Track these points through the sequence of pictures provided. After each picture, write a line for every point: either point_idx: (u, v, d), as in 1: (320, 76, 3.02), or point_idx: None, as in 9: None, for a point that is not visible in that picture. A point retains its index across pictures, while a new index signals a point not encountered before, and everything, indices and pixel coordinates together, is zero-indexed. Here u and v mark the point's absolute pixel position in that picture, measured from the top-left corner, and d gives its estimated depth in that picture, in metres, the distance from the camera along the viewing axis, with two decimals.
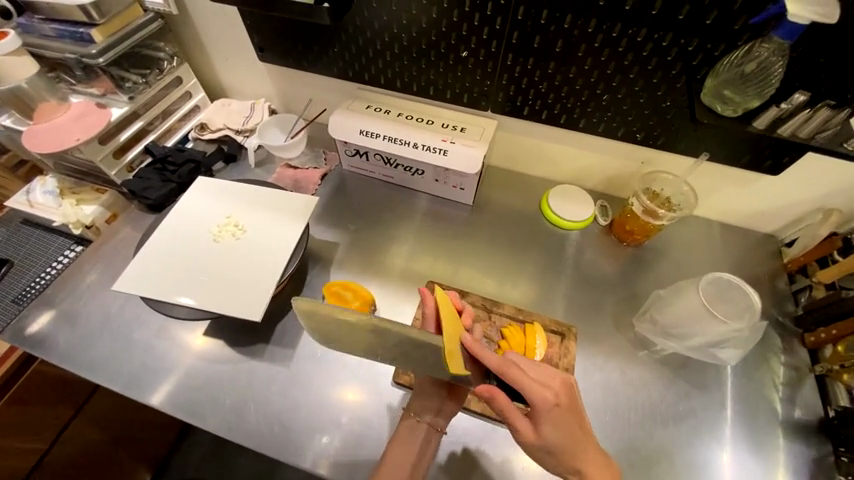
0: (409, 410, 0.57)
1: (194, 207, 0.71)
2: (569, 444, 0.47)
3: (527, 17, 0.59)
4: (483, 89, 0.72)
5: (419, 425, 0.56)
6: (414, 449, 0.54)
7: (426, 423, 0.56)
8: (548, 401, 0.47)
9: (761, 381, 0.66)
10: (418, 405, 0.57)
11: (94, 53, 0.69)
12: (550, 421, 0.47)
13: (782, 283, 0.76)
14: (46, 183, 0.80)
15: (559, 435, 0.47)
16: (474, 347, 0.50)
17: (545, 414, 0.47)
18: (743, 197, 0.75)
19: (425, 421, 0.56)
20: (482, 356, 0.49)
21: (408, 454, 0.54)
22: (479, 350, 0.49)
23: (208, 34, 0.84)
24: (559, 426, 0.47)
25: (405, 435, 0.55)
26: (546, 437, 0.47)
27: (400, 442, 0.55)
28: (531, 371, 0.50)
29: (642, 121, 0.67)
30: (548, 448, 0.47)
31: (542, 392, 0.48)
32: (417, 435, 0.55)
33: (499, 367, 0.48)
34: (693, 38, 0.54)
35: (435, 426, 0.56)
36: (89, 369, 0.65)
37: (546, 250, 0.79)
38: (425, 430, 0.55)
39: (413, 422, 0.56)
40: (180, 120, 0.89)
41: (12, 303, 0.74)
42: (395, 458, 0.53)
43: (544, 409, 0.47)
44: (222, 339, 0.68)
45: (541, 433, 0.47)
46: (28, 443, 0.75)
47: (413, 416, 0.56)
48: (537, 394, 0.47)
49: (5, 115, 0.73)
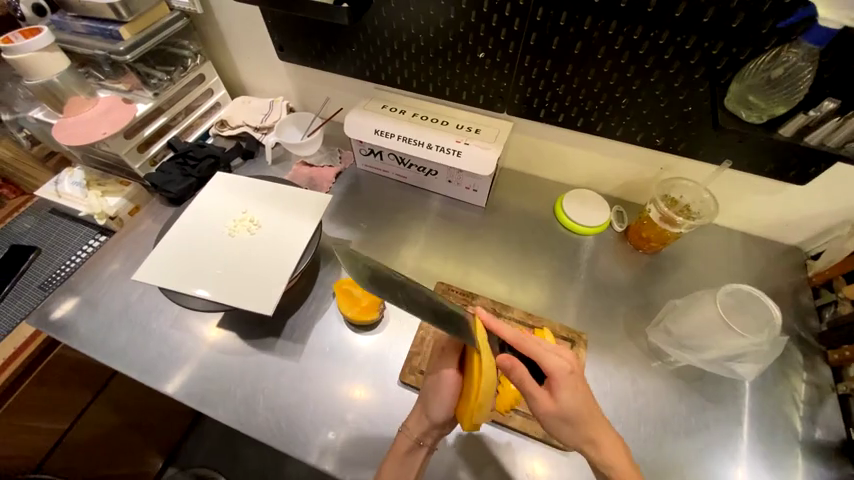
0: (409, 432, 0.55)
1: (213, 201, 0.73)
2: (584, 410, 0.47)
3: (546, 19, 0.59)
4: (499, 90, 0.71)
5: (418, 448, 0.55)
6: (412, 471, 0.54)
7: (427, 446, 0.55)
8: (564, 367, 0.49)
9: (781, 398, 0.64)
10: (416, 427, 0.56)
11: (121, 50, 0.71)
12: (567, 386, 0.48)
13: (806, 298, 0.73)
14: (73, 174, 0.83)
15: (575, 402, 0.47)
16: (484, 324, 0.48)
17: (560, 379, 0.48)
18: (767, 206, 0.73)
19: (425, 445, 0.55)
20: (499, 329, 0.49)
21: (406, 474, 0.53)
22: (499, 326, 0.48)
23: (231, 33, 0.86)
24: (575, 393, 0.48)
25: (404, 457, 0.54)
26: (564, 404, 0.47)
27: (397, 460, 0.54)
28: (545, 343, 0.51)
29: (662, 126, 0.65)
30: (565, 415, 0.47)
31: (558, 359, 0.49)
32: (415, 456, 0.55)
33: (517, 339, 0.49)
34: (718, 42, 0.53)
35: (432, 447, 0.56)
36: (109, 356, 0.67)
37: (559, 255, 0.78)
38: (423, 452, 0.55)
39: (415, 447, 0.55)
40: (201, 116, 0.92)
41: (38, 289, 0.78)
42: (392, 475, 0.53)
43: (561, 375, 0.48)
44: (234, 331, 0.69)
45: (559, 400, 0.47)
46: (48, 423, 0.78)
47: (414, 442, 0.55)
48: (552, 359, 0.49)
49: (38, 109, 0.77)
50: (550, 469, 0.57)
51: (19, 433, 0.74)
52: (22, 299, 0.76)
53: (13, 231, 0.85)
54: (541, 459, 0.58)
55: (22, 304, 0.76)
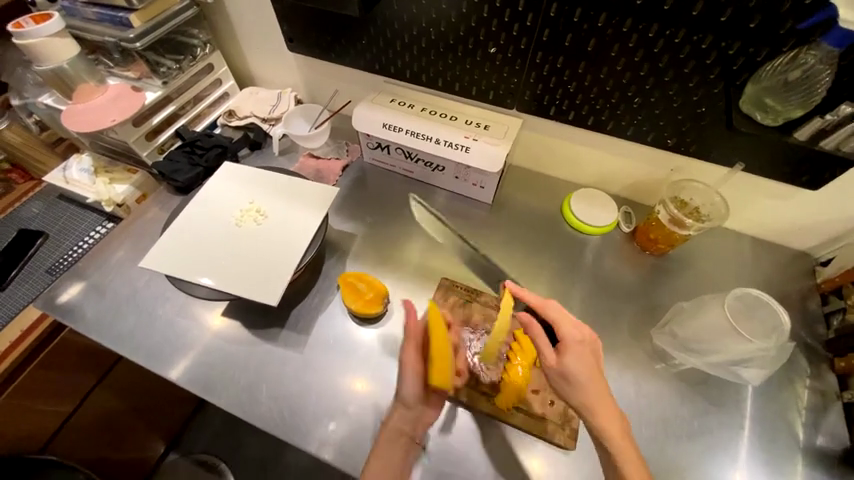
0: (390, 422, 0.56)
1: (220, 190, 0.73)
2: (589, 377, 0.50)
3: (560, 15, 0.58)
4: (509, 86, 0.70)
5: (399, 438, 0.55)
6: (398, 464, 0.53)
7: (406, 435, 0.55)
8: (576, 337, 0.52)
9: (784, 403, 0.63)
10: (398, 418, 0.55)
11: (131, 37, 0.71)
12: (575, 352, 0.51)
13: (814, 305, 0.72)
14: (82, 161, 0.84)
15: (581, 368, 0.50)
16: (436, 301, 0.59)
17: (571, 345, 0.52)
18: (779, 211, 0.72)
19: (405, 435, 0.55)
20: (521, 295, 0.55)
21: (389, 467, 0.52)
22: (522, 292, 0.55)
23: (241, 23, 0.85)
24: (583, 361, 0.51)
25: (384, 449, 0.53)
26: (569, 367, 0.50)
27: (380, 457, 0.52)
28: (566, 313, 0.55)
29: (674, 127, 0.64)
30: (568, 377, 0.50)
31: (574, 329, 0.53)
32: (397, 448, 0.54)
33: (540, 302, 0.55)
34: (734, 42, 0.52)
35: (414, 437, 0.56)
36: (115, 341, 0.67)
37: (564, 254, 0.78)
38: (405, 443, 0.55)
39: (395, 437, 0.54)
40: (210, 106, 0.92)
41: (45, 274, 0.78)
42: (376, 469, 0.51)
43: (571, 342, 0.52)
44: (238, 321, 0.69)
45: (566, 363, 0.50)
46: (53, 405, 0.79)
47: (394, 431, 0.55)
48: (567, 327, 0.53)
49: (48, 95, 0.77)
50: (547, 468, 0.57)
51: (25, 414, 0.75)
52: (30, 283, 0.77)
53: (21, 216, 0.86)
54: (538, 457, 0.58)
55: (29, 289, 0.77)
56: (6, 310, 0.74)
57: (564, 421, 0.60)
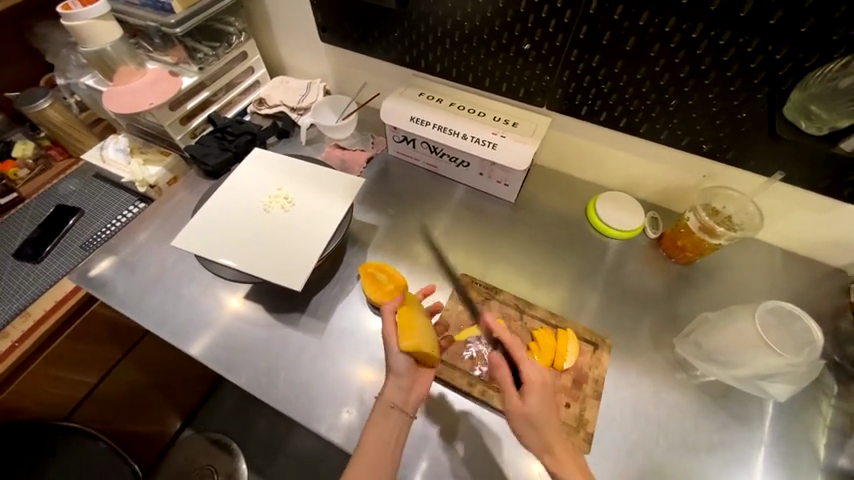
0: (384, 397, 0.56)
1: (249, 175, 0.74)
2: (547, 418, 0.52)
3: (599, 12, 0.57)
4: (541, 84, 0.70)
5: (391, 411, 0.55)
6: (390, 434, 0.54)
7: (398, 410, 0.55)
8: (538, 377, 0.55)
9: (810, 423, 0.61)
10: (391, 391, 0.56)
11: (172, 23, 0.73)
12: (535, 392, 0.53)
13: (846, 324, 0.69)
14: (118, 141, 0.87)
15: (541, 407, 0.53)
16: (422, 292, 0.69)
17: (533, 384, 0.54)
18: (814, 224, 0.69)
19: (398, 407, 0.55)
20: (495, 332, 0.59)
21: (381, 439, 0.53)
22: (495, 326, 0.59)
23: (277, 12, 0.87)
24: (542, 400, 0.53)
25: (377, 420, 0.54)
26: (530, 405, 0.53)
27: (376, 429, 0.54)
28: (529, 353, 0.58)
29: (711, 132, 0.63)
30: (529, 417, 0.52)
31: (535, 368, 0.56)
32: (389, 421, 0.55)
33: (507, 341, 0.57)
34: (782, 46, 0.50)
35: (407, 411, 0.56)
36: (143, 316, 0.70)
37: (585, 256, 0.77)
38: (396, 415, 0.55)
39: (386, 409, 0.55)
40: (241, 93, 0.93)
41: (79, 248, 0.81)
42: (372, 440, 0.53)
43: (534, 381, 0.54)
44: (259, 304, 0.71)
45: (527, 401, 0.53)
46: (80, 375, 0.83)
47: (386, 404, 0.55)
48: (530, 367, 0.55)
49: (90, 76, 0.80)
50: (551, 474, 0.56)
51: (53, 382, 0.78)
52: (65, 257, 0.80)
53: (60, 192, 0.89)
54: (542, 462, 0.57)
55: (64, 262, 0.80)
56: (42, 281, 0.77)
57: (578, 425, 0.59)
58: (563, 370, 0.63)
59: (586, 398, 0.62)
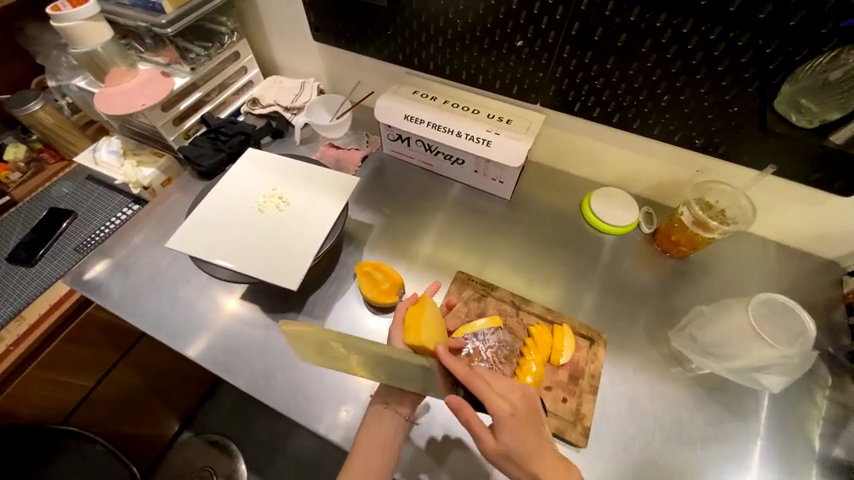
0: (378, 398, 0.56)
1: (243, 176, 0.74)
2: (526, 450, 0.47)
3: (591, 8, 0.57)
4: (534, 81, 0.70)
5: (384, 412, 0.55)
6: (383, 435, 0.54)
7: (391, 410, 0.55)
8: (506, 411, 0.48)
9: (804, 415, 0.62)
10: (384, 392, 0.57)
11: (164, 23, 0.73)
12: (507, 428, 0.48)
13: (839, 315, 0.70)
14: (111, 143, 0.86)
15: (517, 441, 0.48)
16: (432, 288, 0.66)
17: (504, 419, 0.48)
18: (806, 217, 0.70)
19: (390, 407, 0.55)
20: (450, 368, 0.51)
21: (375, 440, 0.53)
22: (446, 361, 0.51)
23: (269, 12, 0.86)
24: (517, 434, 0.48)
25: (371, 421, 0.55)
26: (505, 443, 0.48)
27: (369, 429, 0.54)
28: (495, 382, 0.51)
29: (703, 127, 0.63)
30: (507, 453, 0.48)
31: (500, 402, 0.49)
32: (382, 422, 0.55)
33: (464, 377, 0.50)
34: (772, 40, 0.50)
35: (400, 412, 0.55)
36: (138, 319, 0.69)
37: (581, 253, 0.77)
38: (390, 416, 0.55)
39: (379, 410, 0.55)
40: (234, 94, 0.93)
41: (73, 251, 0.81)
42: (366, 441, 0.53)
43: (502, 418, 0.48)
44: (256, 304, 0.71)
45: (500, 439, 0.48)
46: (76, 379, 0.82)
47: (379, 406, 0.55)
48: (495, 402, 0.49)
49: (81, 78, 0.79)
50: None
51: (48, 386, 0.78)
52: (59, 260, 0.80)
53: (53, 195, 0.89)
54: None
55: (57, 265, 0.79)
56: (36, 284, 0.77)
57: (575, 419, 0.59)
58: (559, 365, 0.64)
59: (582, 392, 0.62)
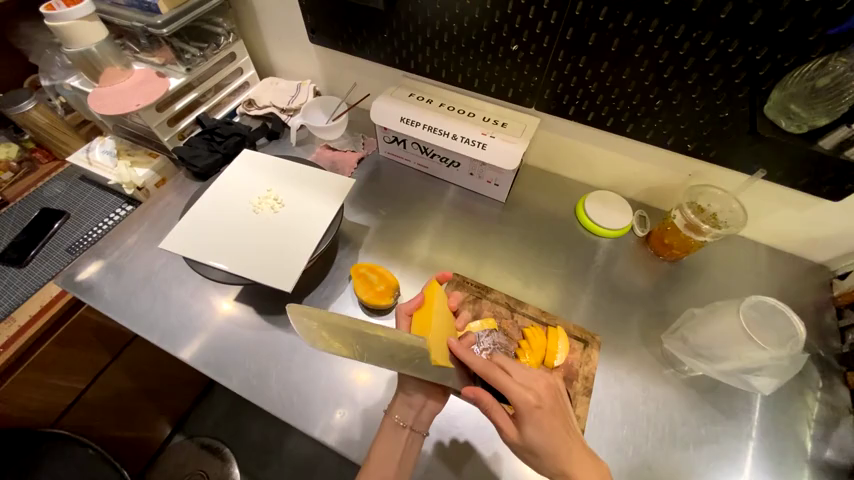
0: (393, 414, 0.56)
1: (239, 179, 0.74)
2: (550, 444, 0.48)
3: (585, 13, 0.57)
4: (529, 85, 0.70)
5: (402, 430, 0.55)
6: (398, 451, 0.54)
7: (408, 429, 0.55)
8: (529, 402, 0.49)
9: (794, 417, 0.62)
10: (401, 410, 0.56)
11: (159, 23, 0.72)
12: (531, 422, 0.49)
13: (829, 318, 0.71)
14: (105, 143, 0.86)
15: (542, 435, 0.48)
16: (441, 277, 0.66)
17: (527, 413, 0.49)
18: (796, 221, 0.71)
19: (408, 426, 0.55)
20: (468, 361, 0.54)
21: (393, 452, 0.54)
22: (465, 354, 0.54)
23: (266, 14, 0.87)
24: (541, 428, 0.48)
25: (387, 434, 0.55)
26: (529, 438, 0.49)
27: (384, 443, 0.54)
28: (516, 374, 0.52)
29: (694, 131, 0.64)
30: (530, 448, 0.49)
31: (523, 393, 0.50)
32: (400, 439, 0.54)
33: (483, 369, 0.52)
34: (762, 47, 0.51)
35: (418, 430, 0.55)
36: (131, 320, 0.69)
37: (575, 255, 0.78)
38: (407, 435, 0.54)
39: (394, 427, 0.55)
40: (230, 94, 0.93)
41: (65, 252, 0.80)
42: (381, 457, 0.53)
43: (526, 411, 0.49)
44: (250, 306, 0.70)
45: (524, 433, 0.49)
46: (67, 381, 0.81)
47: (394, 422, 0.55)
48: (519, 394, 0.49)
49: (75, 77, 0.79)
50: None
51: (38, 389, 0.77)
52: (50, 261, 0.79)
53: (45, 195, 0.88)
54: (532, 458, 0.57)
55: (49, 266, 0.78)
56: (27, 284, 0.76)
57: None
58: (554, 367, 0.63)
59: (577, 395, 0.62)
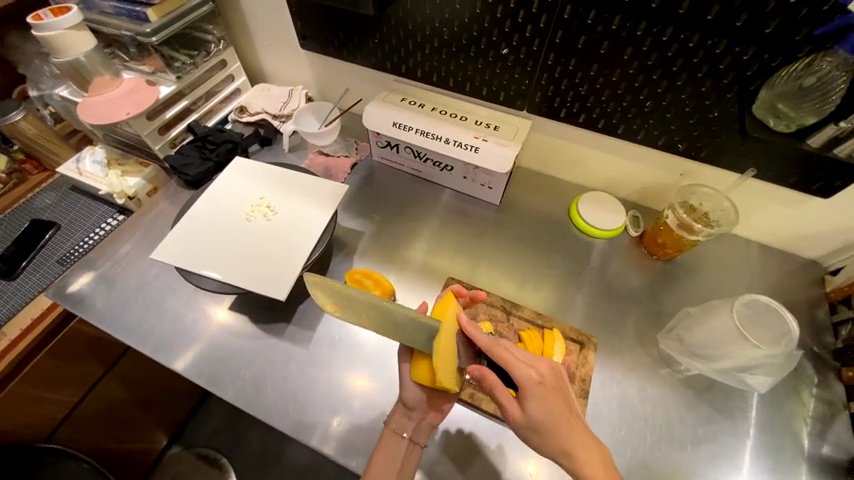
0: (391, 425, 0.55)
1: (231, 188, 0.73)
2: (552, 421, 0.48)
3: (574, 16, 0.58)
4: (520, 87, 0.71)
5: (401, 440, 0.54)
6: (397, 461, 0.53)
7: (407, 439, 0.54)
8: (533, 379, 0.49)
9: (791, 413, 0.63)
10: (399, 420, 0.56)
11: (148, 31, 0.71)
12: (534, 398, 0.48)
13: (822, 314, 0.72)
14: (96, 153, 0.85)
15: (544, 412, 0.48)
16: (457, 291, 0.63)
17: (531, 390, 0.48)
18: (786, 219, 0.72)
19: (407, 436, 0.55)
20: (473, 338, 0.52)
21: (392, 463, 0.53)
22: (471, 329, 0.52)
23: (256, 21, 0.87)
24: (543, 404, 0.48)
25: (385, 445, 0.54)
26: (531, 415, 0.48)
27: (382, 453, 0.54)
28: (518, 353, 0.52)
29: (684, 132, 0.64)
30: (533, 426, 0.48)
31: (526, 370, 0.49)
32: (398, 450, 0.54)
33: (488, 346, 0.50)
34: (750, 47, 0.52)
35: (417, 441, 0.55)
36: (123, 331, 0.68)
37: (570, 256, 0.78)
38: (407, 445, 0.54)
39: (392, 436, 0.55)
40: (221, 102, 0.93)
41: (56, 263, 0.79)
42: (379, 469, 0.53)
43: (529, 387, 0.49)
44: (244, 315, 0.70)
45: (527, 411, 0.48)
46: (59, 395, 0.80)
47: (392, 431, 0.55)
48: (522, 371, 0.49)
49: (64, 87, 0.78)
50: (545, 470, 0.56)
51: (29, 403, 0.75)
52: (41, 272, 0.78)
53: (35, 206, 0.87)
54: (535, 460, 0.56)
55: (40, 278, 0.78)
56: (18, 297, 0.75)
57: None
58: None
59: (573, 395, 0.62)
